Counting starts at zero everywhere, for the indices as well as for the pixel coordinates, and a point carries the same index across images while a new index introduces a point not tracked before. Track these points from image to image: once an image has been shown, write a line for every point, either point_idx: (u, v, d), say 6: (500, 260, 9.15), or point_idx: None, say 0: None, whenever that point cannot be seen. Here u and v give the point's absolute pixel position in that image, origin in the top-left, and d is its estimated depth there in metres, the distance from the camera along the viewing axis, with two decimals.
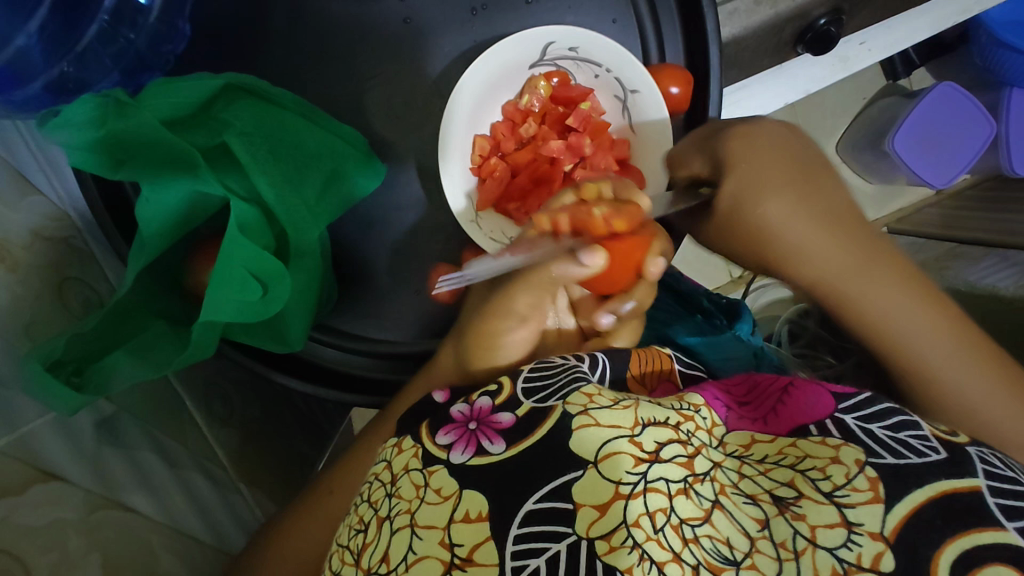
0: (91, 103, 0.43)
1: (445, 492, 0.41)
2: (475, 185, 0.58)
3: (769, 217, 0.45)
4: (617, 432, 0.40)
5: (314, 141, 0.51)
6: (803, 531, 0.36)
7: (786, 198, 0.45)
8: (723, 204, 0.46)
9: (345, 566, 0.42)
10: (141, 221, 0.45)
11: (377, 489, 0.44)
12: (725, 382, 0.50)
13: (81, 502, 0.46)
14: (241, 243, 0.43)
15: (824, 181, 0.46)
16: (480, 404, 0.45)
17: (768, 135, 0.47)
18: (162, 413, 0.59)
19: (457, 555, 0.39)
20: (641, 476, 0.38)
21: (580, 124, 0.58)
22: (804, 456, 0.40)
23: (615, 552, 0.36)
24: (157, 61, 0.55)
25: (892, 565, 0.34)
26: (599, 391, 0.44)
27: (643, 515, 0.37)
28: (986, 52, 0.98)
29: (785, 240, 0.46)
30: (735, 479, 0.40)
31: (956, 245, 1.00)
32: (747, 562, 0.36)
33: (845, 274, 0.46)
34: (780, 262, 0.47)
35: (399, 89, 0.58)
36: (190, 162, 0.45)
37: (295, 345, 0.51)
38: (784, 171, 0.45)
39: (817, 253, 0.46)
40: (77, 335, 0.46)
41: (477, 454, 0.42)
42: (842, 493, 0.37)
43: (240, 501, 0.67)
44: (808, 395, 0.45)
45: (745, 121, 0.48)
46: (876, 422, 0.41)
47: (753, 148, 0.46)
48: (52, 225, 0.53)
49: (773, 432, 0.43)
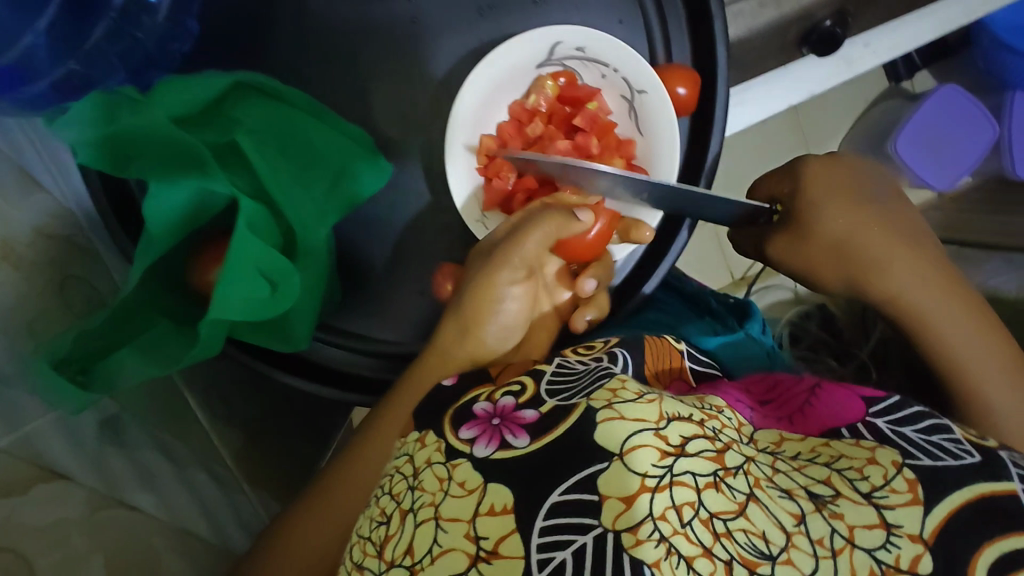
0: (99, 100, 0.43)
1: (470, 485, 0.41)
2: (480, 185, 0.58)
3: (840, 222, 0.58)
4: (642, 425, 0.39)
5: (321, 139, 0.51)
6: (841, 529, 0.37)
7: (849, 210, 0.59)
8: (803, 210, 0.60)
9: (368, 558, 0.42)
10: (148, 218, 0.45)
11: (399, 482, 0.44)
12: (746, 384, 0.57)
13: (83, 502, 0.46)
14: (251, 241, 0.43)
15: (902, 213, 0.60)
16: (504, 402, 0.46)
17: (855, 166, 0.62)
18: (166, 412, 0.59)
19: (482, 548, 0.38)
20: (667, 470, 0.38)
21: (587, 124, 0.57)
22: (839, 455, 0.43)
23: (642, 546, 0.36)
24: (165, 60, 0.55)
25: (930, 566, 0.36)
26: (622, 385, 0.43)
27: (670, 508, 0.37)
28: (990, 55, 0.98)
29: (863, 246, 0.58)
30: (769, 473, 0.41)
31: (958, 248, 1.00)
32: (783, 557, 0.36)
33: (916, 283, 0.57)
34: (863, 270, 0.58)
35: (406, 89, 0.58)
36: (196, 159, 0.45)
37: (300, 343, 0.51)
38: (855, 194, 0.59)
39: (890, 259, 0.57)
40: (82, 333, 0.46)
41: (500, 449, 0.42)
42: (881, 493, 0.39)
43: (243, 501, 0.66)
44: (833, 399, 0.50)
45: (834, 153, 0.63)
46: (908, 425, 0.45)
47: (832, 172, 0.60)
48: (57, 223, 0.53)
49: (802, 432, 0.47)
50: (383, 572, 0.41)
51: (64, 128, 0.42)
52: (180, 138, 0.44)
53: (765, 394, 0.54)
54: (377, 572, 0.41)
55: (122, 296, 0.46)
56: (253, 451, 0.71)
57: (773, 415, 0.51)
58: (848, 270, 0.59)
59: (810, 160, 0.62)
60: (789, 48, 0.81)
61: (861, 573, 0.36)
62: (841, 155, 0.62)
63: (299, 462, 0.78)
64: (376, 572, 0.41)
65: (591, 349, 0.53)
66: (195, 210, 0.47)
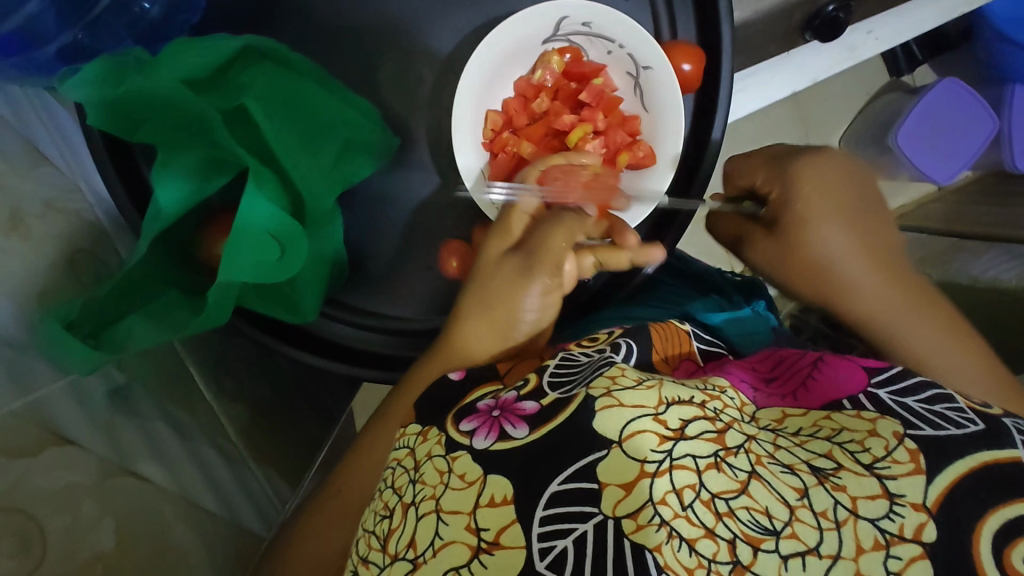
0: (107, 64, 0.43)
1: (470, 477, 0.42)
2: (487, 160, 0.58)
3: (824, 244, 0.55)
4: (641, 411, 0.41)
5: (328, 109, 0.50)
6: (844, 501, 0.38)
7: (836, 230, 0.55)
8: (787, 228, 0.56)
9: (373, 552, 0.44)
10: (156, 184, 0.45)
11: (400, 476, 0.46)
12: (750, 359, 0.55)
13: (95, 468, 0.46)
14: (258, 200, 0.44)
15: (885, 229, 0.57)
16: (506, 397, 0.47)
17: (847, 174, 0.57)
18: (174, 386, 0.59)
19: (484, 539, 0.40)
20: (666, 454, 0.39)
21: (593, 99, 0.58)
22: (840, 428, 0.43)
23: (642, 531, 0.37)
24: (170, 30, 0.55)
25: (934, 534, 0.37)
26: (622, 372, 0.44)
27: (670, 493, 0.38)
28: (989, 48, 0.98)
29: (844, 270, 0.55)
30: (770, 450, 0.42)
31: (957, 239, 1.00)
32: (788, 531, 0.37)
33: (895, 305, 0.54)
34: (838, 294, 0.56)
35: (412, 66, 0.58)
36: (205, 125, 0.45)
37: (308, 316, 0.51)
38: (845, 210, 0.55)
39: (869, 282, 0.55)
40: (91, 300, 0.47)
41: (500, 440, 0.44)
42: (884, 464, 0.39)
43: (251, 477, 0.67)
44: (838, 373, 0.48)
45: (823, 154, 0.57)
46: (910, 396, 0.45)
47: (822, 184, 0.55)
48: (64, 197, 0.53)
49: (805, 406, 0.47)
50: (387, 566, 0.42)
51: (72, 89, 0.42)
52: (190, 103, 0.44)
53: (770, 371, 0.53)
54: (381, 565, 0.43)
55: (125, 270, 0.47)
56: (262, 430, 0.71)
57: (777, 393, 0.50)
58: (822, 290, 0.57)
59: (800, 167, 0.56)
60: (792, 34, 0.81)
61: (866, 544, 0.36)
62: (831, 158, 0.57)
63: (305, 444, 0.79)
64: (381, 566, 0.43)
65: (594, 341, 0.54)
66: (204, 176, 0.47)
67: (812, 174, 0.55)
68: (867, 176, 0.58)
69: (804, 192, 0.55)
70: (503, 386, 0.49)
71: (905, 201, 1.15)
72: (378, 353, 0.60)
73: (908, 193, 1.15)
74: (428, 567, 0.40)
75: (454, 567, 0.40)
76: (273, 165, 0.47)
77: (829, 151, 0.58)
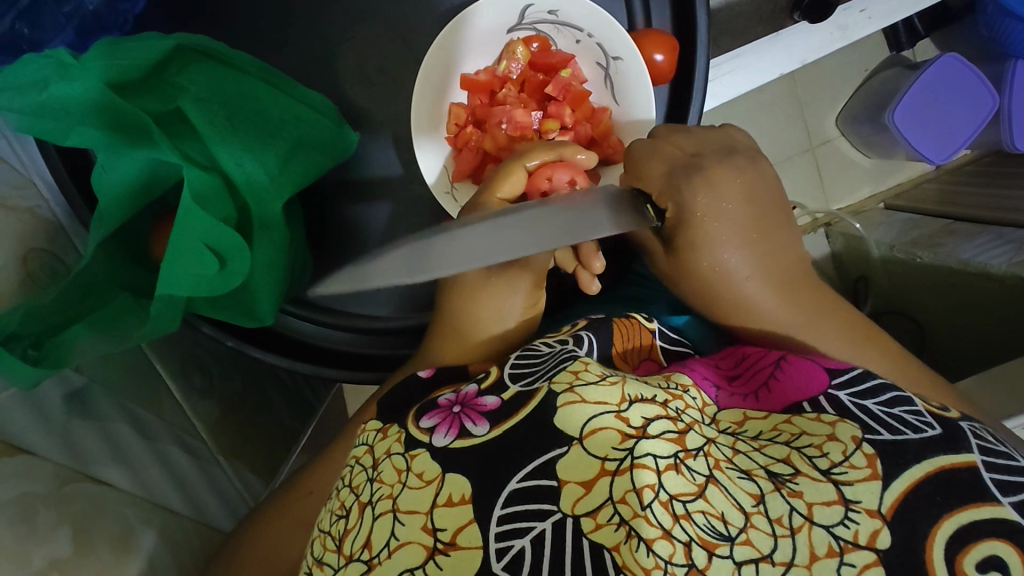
0: (35, 63, 0.40)
1: (428, 476, 0.40)
2: (451, 156, 0.57)
3: (719, 265, 0.48)
4: (603, 408, 0.39)
5: (277, 109, 0.48)
6: (800, 507, 0.35)
7: (737, 254, 0.48)
8: (681, 248, 0.49)
9: (327, 553, 0.41)
10: (98, 190, 0.44)
11: (358, 474, 0.43)
12: (713, 355, 0.50)
13: (52, 475, 0.46)
14: (196, 214, 0.41)
15: (784, 240, 0.50)
16: (467, 390, 0.45)
17: (743, 184, 0.49)
18: (140, 387, 0.58)
19: (440, 540, 0.37)
20: (627, 452, 0.37)
21: (559, 92, 0.56)
22: (800, 432, 0.40)
23: (602, 530, 0.35)
24: (115, 20, 0.53)
25: (888, 541, 0.33)
26: (585, 367, 0.42)
27: (629, 492, 0.35)
28: (991, 24, 0.91)
29: (745, 293, 0.49)
30: (729, 454, 0.38)
31: (951, 222, 0.94)
32: (743, 537, 0.34)
33: (789, 320, 0.49)
34: (735, 313, 0.50)
35: (371, 54, 0.56)
36: (146, 133, 0.43)
37: (266, 319, 0.50)
38: (744, 226, 0.48)
39: (768, 299, 0.49)
40: (37, 307, 0.44)
41: (459, 437, 0.41)
42: (841, 470, 0.36)
43: (221, 474, 0.65)
44: (799, 374, 0.44)
45: (717, 163, 0.49)
46: (870, 398, 0.41)
47: (717, 208, 0.47)
48: (16, 195, 0.51)
49: (766, 410, 0.43)
50: (342, 567, 0.40)
51: None
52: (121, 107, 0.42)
53: (733, 367, 0.48)
54: (336, 567, 0.40)
55: (82, 266, 0.45)
56: (234, 424, 0.71)
57: (739, 392, 0.45)
58: (722, 312, 0.51)
59: (693, 184, 0.47)
60: (780, 14, 0.78)
61: (820, 551, 0.33)
62: (723, 170, 0.49)
63: (282, 438, 0.78)
64: (336, 568, 0.40)
65: (557, 332, 0.51)
66: (149, 181, 0.46)
67: (707, 197, 0.47)
68: (766, 180, 0.50)
69: (698, 217, 0.47)
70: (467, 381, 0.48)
71: (899, 181, 1.12)
72: (348, 352, 0.59)
73: (904, 173, 1.12)
74: (383, 568, 0.38)
75: (409, 568, 0.37)
76: (216, 170, 0.45)
77: (727, 158, 0.50)
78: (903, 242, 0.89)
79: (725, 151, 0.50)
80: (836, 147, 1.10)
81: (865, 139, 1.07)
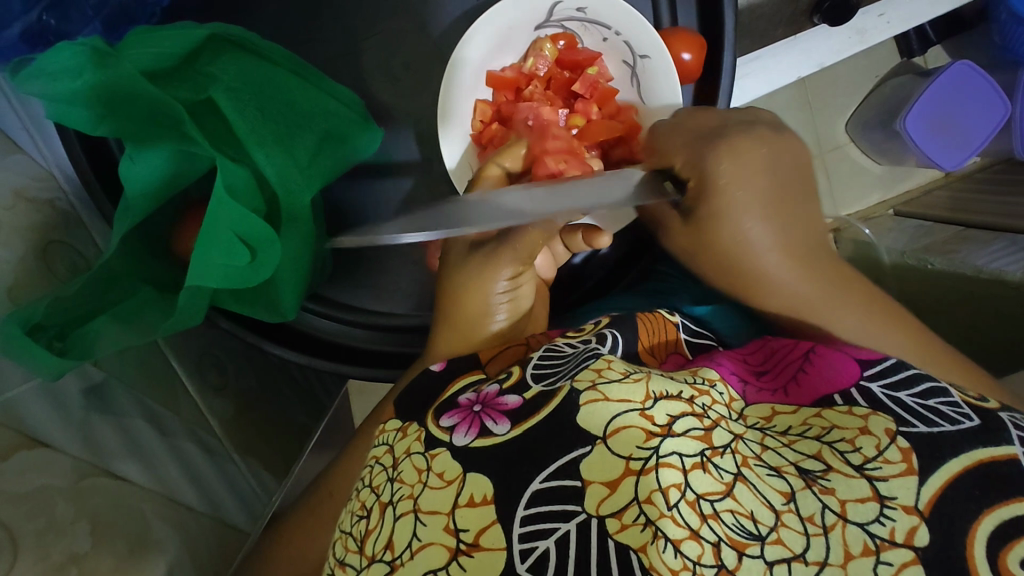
0: (70, 51, 0.40)
1: (449, 476, 0.39)
2: (474, 152, 0.57)
3: (740, 236, 0.48)
4: (627, 406, 0.38)
5: (307, 100, 0.49)
6: (832, 505, 0.34)
7: (763, 220, 0.48)
8: (703, 218, 0.49)
9: (349, 554, 0.40)
10: (125, 180, 0.43)
11: (379, 473, 0.43)
12: (739, 351, 0.50)
13: (69, 468, 0.45)
14: (227, 203, 0.41)
15: (802, 205, 0.50)
16: (488, 390, 0.43)
17: (768, 154, 0.48)
18: (156, 381, 0.58)
19: (462, 541, 0.37)
20: (653, 451, 0.36)
21: (586, 90, 0.56)
22: (831, 426, 0.39)
23: (627, 531, 0.35)
24: (142, 12, 0.53)
25: (927, 538, 0.33)
26: (608, 365, 0.42)
27: (656, 491, 0.35)
28: (1005, 31, 0.91)
29: (762, 262, 0.49)
30: (758, 451, 0.38)
31: (963, 230, 0.93)
32: (773, 536, 0.34)
33: (806, 291, 0.49)
34: (754, 286, 0.50)
35: (397, 48, 0.56)
36: (179, 123, 0.43)
37: (289, 315, 0.50)
38: (767, 195, 0.47)
39: (783, 274, 0.49)
40: (59, 299, 0.44)
41: (480, 436, 0.40)
42: (875, 465, 0.35)
43: (235, 470, 0.65)
44: (828, 364, 0.44)
45: (742, 134, 0.48)
46: (904, 390, 0.40)
47: (745, 174, 0.47)
48: (36, 185, 0.51)
49: (795, 403, 0.42)
50: (365, 568, 0.39)
51: (29, 83, 0.39)
52: (150, 95, 0.42)
53: (761, 363, 0.48)
54: (358, 569, 0.39)
55: (102, 260, 0.45)
56: (248, 420, 0.70)
57: (767, 387, 0.45)
58: (736, 282, 0.52)
59: (715, 152, 0.47)
60: (800, 17, 0.78)
61: (855, 550, 0.32)
62: (747, 140, 0.48)
63: (296, 431, 0.78)
64: (358, 569, 0.39)
65: (579, 331, 0.50)
66: (174, 173, 0.45)
67: (732, 165, 0.47)
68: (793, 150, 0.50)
69: (722, 185, 0.47)
70: (485, 375, 0.46)
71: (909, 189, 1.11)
72: (365, 350, 0.58)
73: (914, 180, 1.11)
74: (405, 570, 0.37)
75: (431, 569, 0.36)
76: (246, 161, 0.45)
77: (751, 128, 0.49)
78: (914, 250, 0.89)
79: (747, 122, 0.50)
80: (848, 152, 1.09)
81: (876, 145, 1.06)
